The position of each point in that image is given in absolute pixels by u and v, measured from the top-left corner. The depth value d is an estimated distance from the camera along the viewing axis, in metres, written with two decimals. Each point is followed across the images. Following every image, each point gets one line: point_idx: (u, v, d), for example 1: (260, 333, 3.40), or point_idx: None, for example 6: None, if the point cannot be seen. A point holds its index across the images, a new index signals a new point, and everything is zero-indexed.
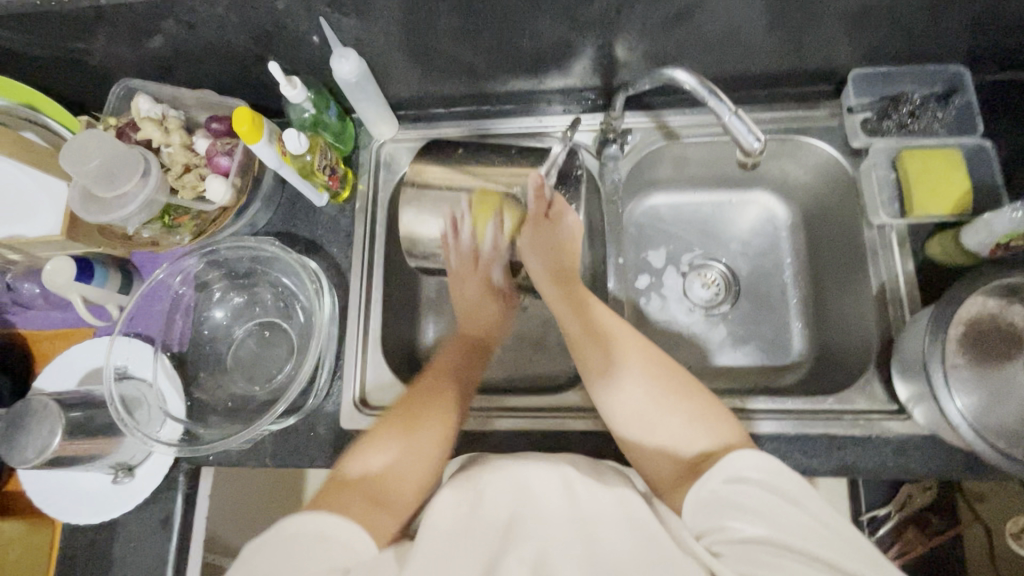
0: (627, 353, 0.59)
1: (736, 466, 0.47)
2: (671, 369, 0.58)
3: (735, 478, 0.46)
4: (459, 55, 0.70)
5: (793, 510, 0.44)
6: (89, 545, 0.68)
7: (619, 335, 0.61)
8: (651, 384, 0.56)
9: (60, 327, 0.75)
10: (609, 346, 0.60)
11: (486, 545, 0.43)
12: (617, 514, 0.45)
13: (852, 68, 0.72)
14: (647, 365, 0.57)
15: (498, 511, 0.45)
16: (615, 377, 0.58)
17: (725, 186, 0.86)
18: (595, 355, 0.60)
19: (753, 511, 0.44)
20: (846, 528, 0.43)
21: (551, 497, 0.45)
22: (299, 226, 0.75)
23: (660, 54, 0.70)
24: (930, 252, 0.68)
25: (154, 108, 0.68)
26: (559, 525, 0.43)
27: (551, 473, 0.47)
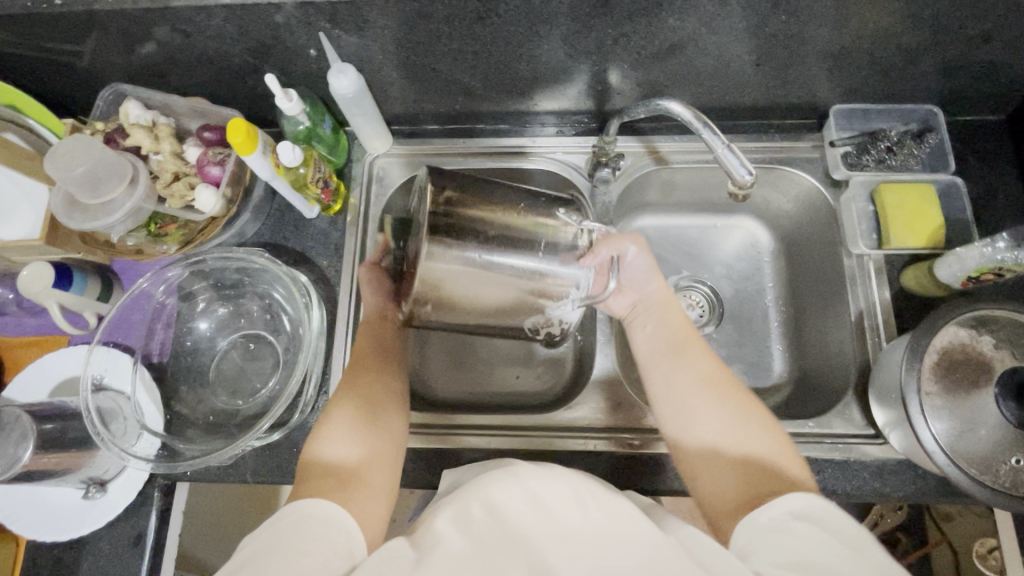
0: (702, 367, 0.58)
1: (794, 500, 0.45)
2: (736, 385, 0.57)
3: (787, 506, 0.45)
4: (457, 76, 0.71)
5: (824, 535, 0.42)
6: (57, 562, 0.66)
7: (693, 352, 0.60)
8: (723, 401, 0.55)
9: (33, 334, 0.73)
10: (682, 358, 0.59)
11: (499, 556, 0.41)
12: (626, 531, 0.43)
13: (833, 103, 0.75)
14: (719, 380, 0.57)
15: (510, 524, 0.43)
16: (682, 389, 0.57)
17: (711, 211, 0.88)
18: (665, 365, 0.60)
19: (787, 531, 0.43)
20: (857, 536, 0.42)
21: (564, 510, 0.43)
22: (289, 237, 0.74)
23: (653, 83, 0.72)
24: (906, 282, 0.70)
25: (143, 114, 0.67)
26: (568, 539, 0.42)
27: (564, 486, 0.45)
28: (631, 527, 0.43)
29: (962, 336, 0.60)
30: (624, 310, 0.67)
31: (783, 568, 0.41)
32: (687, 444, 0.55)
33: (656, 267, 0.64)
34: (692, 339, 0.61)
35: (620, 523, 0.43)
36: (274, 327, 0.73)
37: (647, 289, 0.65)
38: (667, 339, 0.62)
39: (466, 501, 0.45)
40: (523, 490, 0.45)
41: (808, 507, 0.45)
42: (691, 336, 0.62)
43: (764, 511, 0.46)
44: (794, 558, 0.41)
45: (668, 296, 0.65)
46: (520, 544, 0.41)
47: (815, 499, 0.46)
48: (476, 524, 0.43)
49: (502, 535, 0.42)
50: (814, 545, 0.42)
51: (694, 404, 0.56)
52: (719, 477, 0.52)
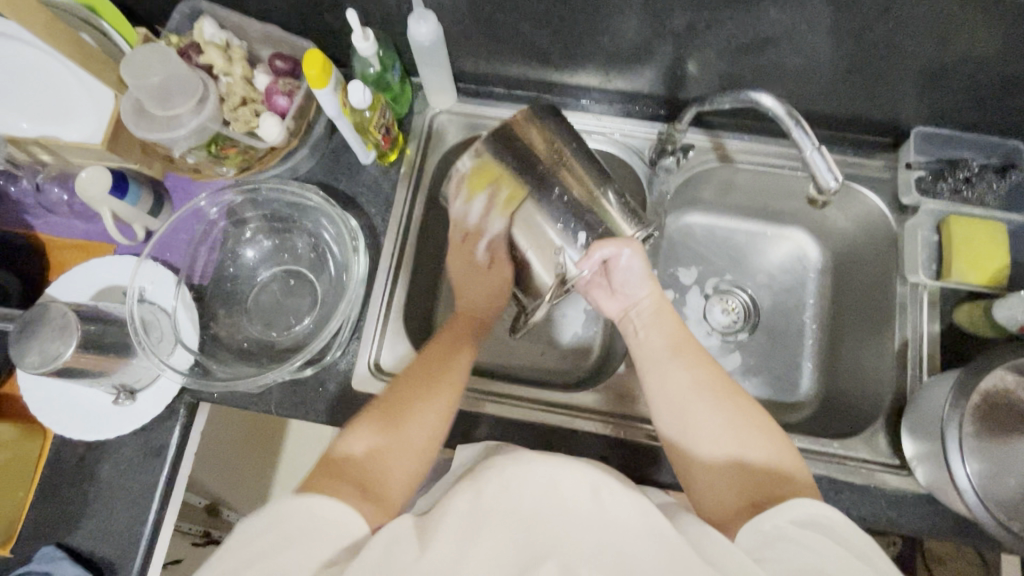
0: (697, 368, 0.56)
1: (797, 508, 0.45)
2: (733, 389, 0.54)
3: (791, 514, 0.45)
4: (534, 39, 0.69)
5: (839, 547, 0.42)
6: (81, 460, 0.68)
7: (689, 354, 0.58)
8: (719, 402, 0.53)
9: (79, 238, 0.74)
10: (677, 358, 0.57)
11: (508, 544, 0.41)
12: (639, 526, 0.42)
13: (916, 124, 0.72)
14: (714, 382, 0.55)
15: (518, 507, 0.42)
16: (679, 391, 0.55)
17: (763, 218, 0.86)
18: (661, 366, 0.57)
19: (801, 542, 0.42)
20: (873, 552, 0.42)
21: (576, 503, 0.43)
22: (341, 179, 0.74)
23: (733, 76, 0.70)
24: (958, 318, 0.69)
25: (219, 33, 0.66)
26: (581, 533, 0.41)
27: (575, 473, 0.44)
28: (646, 524, 0.42)
29: (1009, 381, 0.58)
30: (616, 314, 0.65)
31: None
32: (686, 452, 0.53)
33: (650, 272, 0.62)
34: (687, 341, 0.59)
35: (634, 520, 0.42)
36: (317, 266, 0.73)
37: (641, 292, 0.63)
38: (663, 339, 0.59)
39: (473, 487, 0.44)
40: (531, 476, 0.44)
41: (820, 515, 0.44)
42: (687, 338, 0.60)
43: (770, 518, 0.45)
44: (806, 566, 0.40)
45: (659, 297, 0.63)
46: (532, 532, 0.41)
47: (823, 507, 0.45)
48: (484, 508, 0.42)
49: (516, 521, 0.41)
50: (826, 556, 0.41)
51: (690, 406, 0.53)
52: (715, 478, 0.50)
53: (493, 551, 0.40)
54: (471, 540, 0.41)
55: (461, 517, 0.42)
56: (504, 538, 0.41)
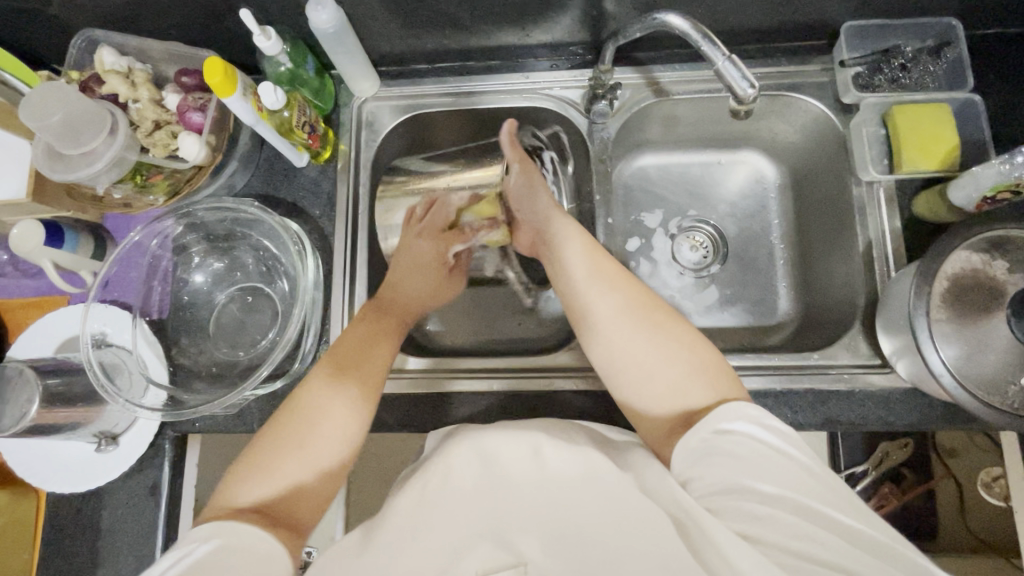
0: (618, 291, 0.55)
1: (721, 413, 0.44)
2: (657, 307, 0.54)
3: (712, 424, 0.44)
4: (441, 6, 0.67)
5: (755, 449, 0.42)
6: (77, 512, 0.67)
7: (607, 277, 0.57)
8: (644, 327, 0.52)
9: (31, 295, 0.73)
10: (598, 285, 0.56)
11: (455, 528, 0.41)
12: (582, 478, 0.43)
13: (844, 21, 0.70)
14: (639, 303, 0.54)
15: (467, 485, 0.44)
16: (603, 317, 0.54)
17: (714, 146, 0.85)
18: (582, 295, 0.57)
19: (725, 451, 0.42)
20: (819, 469, 0.41)
21: (520, 467, 0.44)
22: (279, 187, 0.72)
23: (650, 5, 0.67)
24: (917, 209, 0.68)
25: (119, 60, 0.64)
26: (526, 497, 0.42)
27: (520, 443, 0.45)
28: (589, 472, 0.43)
29: (974, 261, 0.57)
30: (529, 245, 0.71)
31: (721, 489, 0.41)
32: (617, 381, 0.53)
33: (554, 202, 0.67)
34: (605, 263, 0.59)
35: (575, 470, 0.43)
36: (272, 279, 0.72)
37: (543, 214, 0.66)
38: (580, 263, 0.59)
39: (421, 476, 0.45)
40: (479, 453, 0.46)
41: (737, 417, 0.44)
42: (605, 261, 0.59)
43: (695, 433, 0.44)
44: (729, 478, 0.41)
45: (562, 219, 0.64)
46: (479, 501, 0.42)
47: (743, 409, 0.44)
48: (433, 491, 0.44)
49: (458, 501, 0.43)
50: (754, 467, 0.41)
51: (614, 331, 0.53)
52: (649, 416, 0.50)
53: (434, 539, 0.41)
54: (420, 526, 0.41)
55: (406, 511, 0.43)
56: (448, 520, 0.42)
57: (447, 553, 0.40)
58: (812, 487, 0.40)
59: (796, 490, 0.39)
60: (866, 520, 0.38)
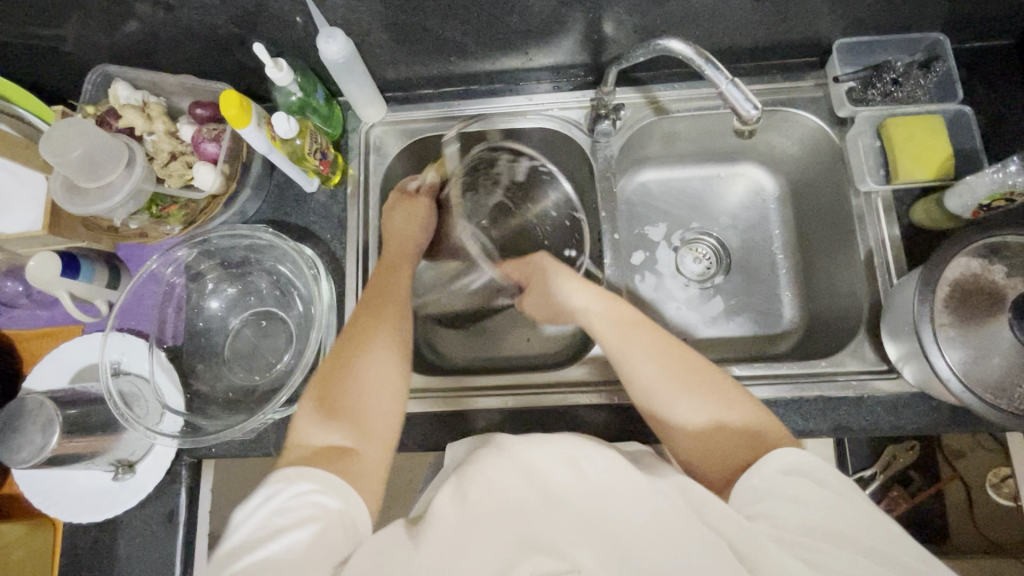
0: (660, 356, 0.55)
1: (782, 457, 0.46)
2: (697, 366, 0.55)
3: (777, 464, 0.46)
4: (447, 34, 0.69)
5: (812, 486, 0.44)
6: (95, 542, 0.67)
7: (647, 343, 0.57)
8: (681, 374, 0.54)
9: (46, 325, 0.73)
10: (642, 349, 0.56)
11: (505, 534, 0.42)
12: (625, 489, 0.43)
13: (835, 38, 0.73)
14: (682, 365, 0.55)
15: (509, 500, 0.43)
16: (642, 368, 0.55)
17: (714, 160, 0.87)
18: (627, 359, 0.56)
19: (783, 492, 0.44)
20: (860, 501, 0.43)
21: (560, 478, 0.44)
22: (291, 213, 0.74)
23: (648, 29, 0.69)
24: (916, 217, 0.70)
25: (133, 95, 0.66)
26: (568, 508, 0.43)
27: (557, 451, 0.45)
28: (631, 484, 0.43)
29: (973, 267, 0.59)
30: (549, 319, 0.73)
31: (779, 525, 0.42)
32: (670, 433, 0.53)
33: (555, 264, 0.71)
34: (642, 327, 0.59)
35: (618, 482, 0.43)
36: (286, 303, 0.73)
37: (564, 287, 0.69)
38: (615, 333, 0.59)
39: (460, 486, 0.45)
40: (517, 463, 0.45)
41: (801, 462, 0.46)
42: (639, 324, 0.59)
43: (756, 473, 0.46)
44: (789, 515, 0.43)
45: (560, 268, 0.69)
46: (522, 511, 0.43)
47: (797, 454, 0.47)
48: (479, 506, 0.43)
49: (500, 510, 0.43)
50: (808, 504, 0.43)
51: (664, 394, 0.53)
52: (689, 438, 0.52)
53: (483, 548, 0.42)
54: (471, 539, 0.42)
55: (452, 524, 0.43)
56: (500, 539, 0.42)
57: (496, 559, 0.41)
58: (875, 527, 0.42)
59: (843, 523, 0.42)
60: (920, 558, 0.41)
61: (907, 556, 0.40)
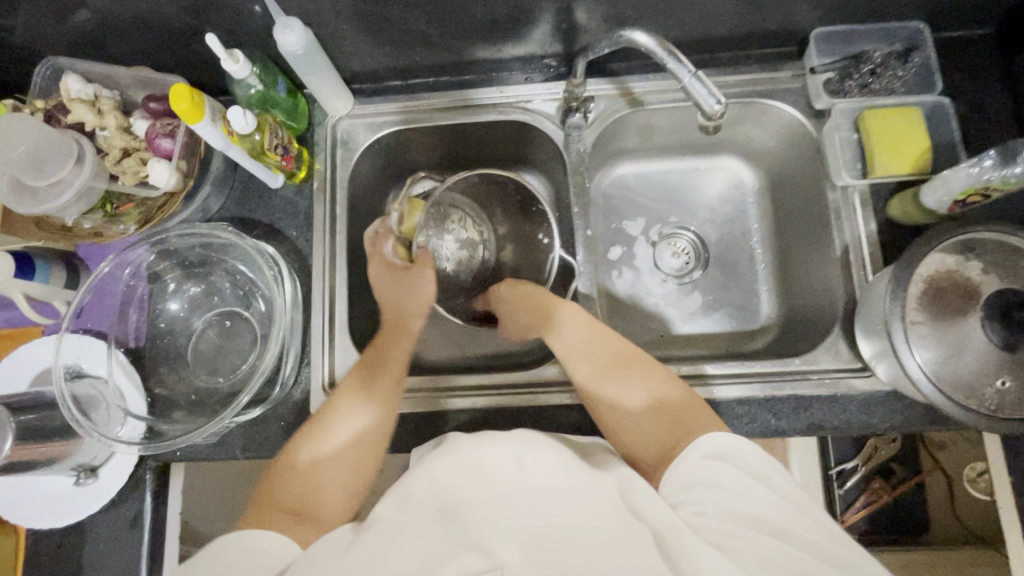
0: (605, 342, 0.59)
1: (710, 442, 0.46)
2: (640, 358, 0.58)
3: (700, 450, 0.45)
4: (411, 24, 0.67)
5: (748, 478, 0.43)
6: (59, 548, 0.66)
7: (595, 333, 0.60)
8: (612, 364, 0.57)
9: (4, 327, 0.71)
10: (588, 337, 0.60)
11: (435, 532, 0.40)
12: (563, 488, 0.42)
13: (813, 27, 0.71)
14: (624, 355, 0.58)
15: (448, 496, 0.42)
16: (578, 357, 0.59)
17: (692, 153, 0.85)
18: (572, 353, 0.59)
19: (718, 483, 0.43)
20: (814, 506, 0.42)
21: (501, 477, 0.42)
22: (254, 210, 0.72)
23: (620, 18, 0.67)
24: (892, 213, 0.68)
25: (85, 87, 0.64)
26: (503, 507, 0.40)
27: (503, 450, 0.44)
28: (575, 486, 0.42)
29: (947, 263, 0.58)
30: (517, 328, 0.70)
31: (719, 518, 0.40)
32: (606, 413, 0.55)
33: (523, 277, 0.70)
34: (595, 321, 0.61)
35: (558, 484, 0.42)
36: (250, 303, 0.71)
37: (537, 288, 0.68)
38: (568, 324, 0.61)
39: (400, 487, 0.44)
40: (462, 459, 0.44)
41: (729, 446, 0.45)
42: (593, 320, 0.61)
43: (685, 459, 0.45)
44: (726, 508, 0.41)
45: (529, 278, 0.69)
46: (455, 507, 0.41)
47: (730, 437, 0.46)
48: (412, 505, 0.42)
49: (434, 508, 0.42)
50: (742, 495, 0.41)
51: (605, 382, 0.56)
52: (633, 419, 0.53)
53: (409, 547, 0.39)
54: (396, 535, 0.40)
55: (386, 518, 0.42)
56: (425, 530, 0.40)
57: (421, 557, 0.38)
58: (805, 519, 0.40)
59: (780, 517, 0.40)
60: (855, 552, 0.39)
61: (836, 547, 0.39)
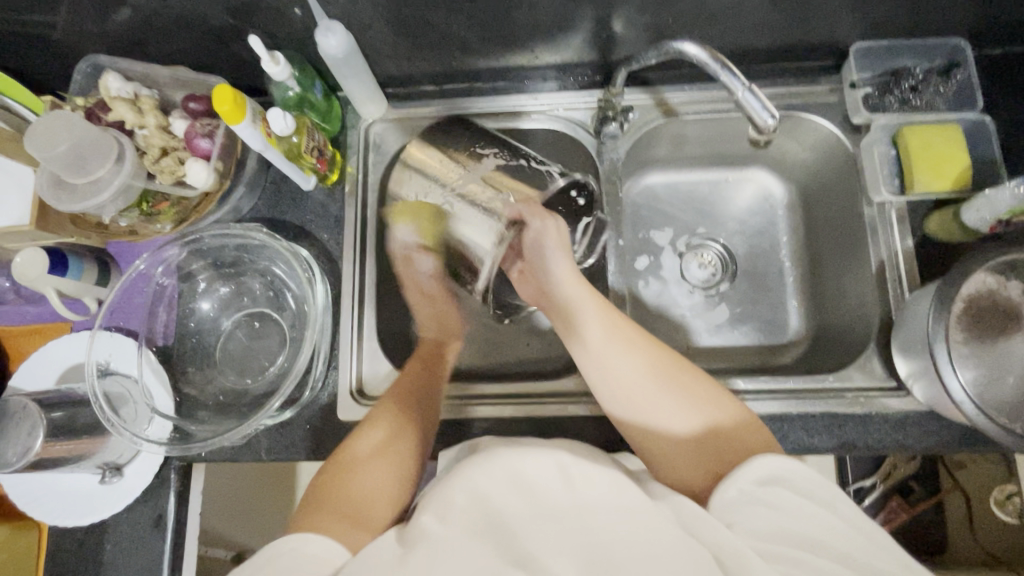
0: (638, 351, 0.53)
1: (763, 466, 0.44)
2: (676, 364, 0.53)
3: (753, 475, 0.43)
4: (450, 29, 0.67)
5: (798, 497, 0.42)
6: (81, 546, 0.66)
7: (626, 336, 0.54)
8: (670, 387, 0.51)
9: (33, 322, 0.71)
10: (617, 345, 0.53)
11: (487, 544, 0.40)
12: (610, 502, 0.42)
13: (852, 41, 0.70)
14: (659, 362, 0.52)
15: (492, 505, 0.42)
16: (625, 385, 0.52)
17: (722, 164, 0.84)
18: (600, 355, 0.54)
19: (767, 501, 0.42)
20: (861, 521, 0.41)
21: (547, 488, 0.42)
22: (286, 211, 0.72)
23: (659, 29, 0.67)
24: (929, 227, 0.68)
25: (125, 86, 0.64)
26: (554, 521, 0.40)
27: (545, 461, 0.44)
28: (620, 497, 0.42)
29: (990, 283, 0.57)
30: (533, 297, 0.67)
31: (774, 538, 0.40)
32: (643, 433, 0.51)
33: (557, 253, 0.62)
34: (622, 320, 0.56)
35: (605, 496, 0.42)
36: (279, 305, 0.71)
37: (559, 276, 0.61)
38: (596, 324, 0.55)
39: (441, 496, 0.43)
40: (505, 471, 0.43)
41: (779, 469, 0.43)
42: (620, 317, 0.56)
43: (732, 484, 0.43)
44: (779, 528, 0.40)
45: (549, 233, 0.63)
46: (506, 519, 0.41)
47: (783, 461, 0.44)
48: (457, 515, 0.41)
49: (482, 518, 0.41)
50: (795, 515, 0.41)
51: (639, 392, 0.51)
52: (679, 447, 0.49)
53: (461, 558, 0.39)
54: (444, 549, 0.39)
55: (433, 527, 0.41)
56: (474, 541, 0.40)
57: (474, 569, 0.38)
58: (853, 536, 0.40)
59: (836, 538, 0.40)
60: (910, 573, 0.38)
61: (885, 567, 0.38)
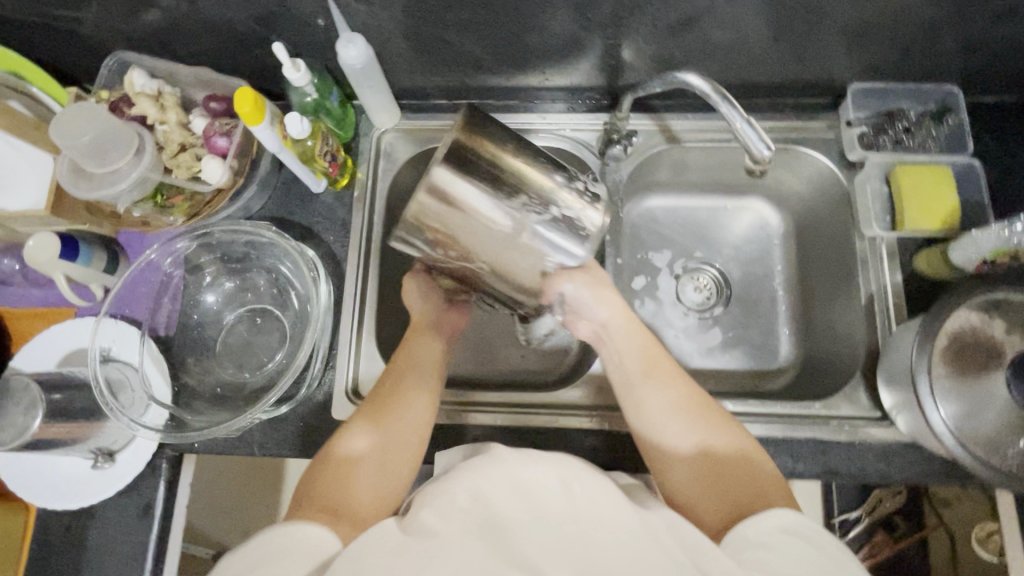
0: (673, 388, 0.55)
1: (782, 517, 0.44)
2: (709, 406, 0.55)
3: (776, 523, 0.44)
4: (466, 48, 0.70)
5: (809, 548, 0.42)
6: (66, 531, 0.66)
7: (665, 375, 0.56)
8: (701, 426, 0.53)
9: (38, 305, 0.72)
10: (651, 382, 0.55)
11: (485, 546, 0.40)
12: (610, 514, 0.42)
13: (851, 81, 0.73)
14: (692, 400, 0.54)
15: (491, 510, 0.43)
16: (658, 417, 0.54)
17: (722, 192, 0.87)
18: (636, 391, 0.56)
19: (777, 547, 0.42)
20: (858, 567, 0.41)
21: (547, 494, 0.43)
22: (295, 212, 0.73)
23: (666, 59, 0.70)
24: (918, 264, 0.69)
25: (149, 83, 0.67)
26: (551, 529, 0.41)
27: (546, 471, 0.44)
28: (616, 508, 0.43)
29: (974, 320, 0.58)
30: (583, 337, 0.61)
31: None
32: (669, 466, 0.52)
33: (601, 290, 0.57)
34: (662, 358, 0.58)
35: (605, 509, 0.43)
36: (282, 302, 0.73)
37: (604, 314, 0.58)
38: (636, 359, 0.57)
39: (442, 497, 0.44)
40: (506, 478, 0.44)
41: (794, 522, 0.44)
42: (659, 355, 0.58)
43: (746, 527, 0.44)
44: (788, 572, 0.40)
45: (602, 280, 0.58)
46: (505, 529, 0.41)
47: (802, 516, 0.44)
48: (458, 520, 0.42)
49: (483, 523, 0.42)
50: (804, 563, 0.41)
51: (670, 429, 0.53)
52: (692, 474, 0.51)
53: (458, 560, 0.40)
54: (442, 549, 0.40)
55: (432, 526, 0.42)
56: (471, 543, 0.41)
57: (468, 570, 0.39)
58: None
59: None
60: None
61: None
